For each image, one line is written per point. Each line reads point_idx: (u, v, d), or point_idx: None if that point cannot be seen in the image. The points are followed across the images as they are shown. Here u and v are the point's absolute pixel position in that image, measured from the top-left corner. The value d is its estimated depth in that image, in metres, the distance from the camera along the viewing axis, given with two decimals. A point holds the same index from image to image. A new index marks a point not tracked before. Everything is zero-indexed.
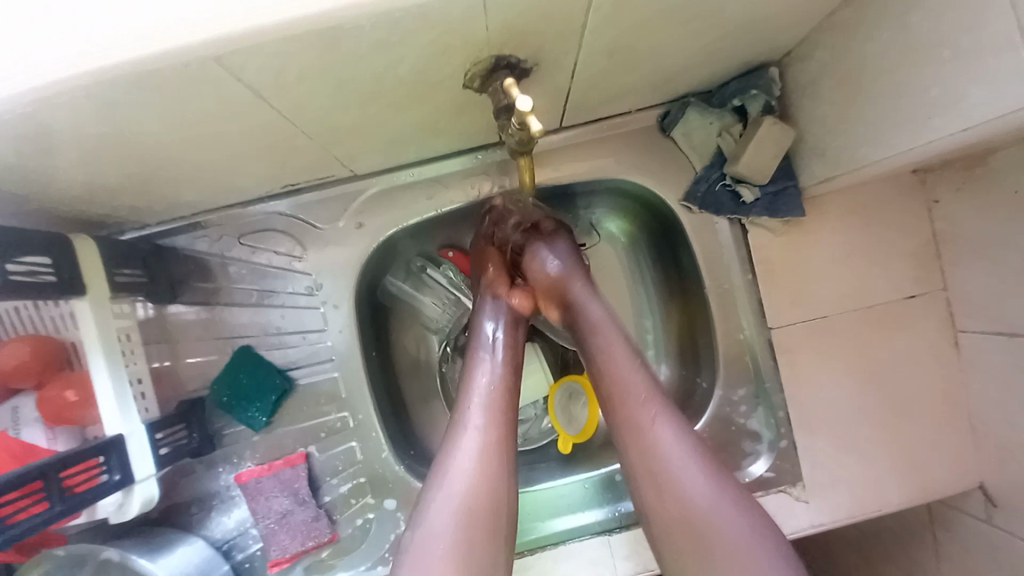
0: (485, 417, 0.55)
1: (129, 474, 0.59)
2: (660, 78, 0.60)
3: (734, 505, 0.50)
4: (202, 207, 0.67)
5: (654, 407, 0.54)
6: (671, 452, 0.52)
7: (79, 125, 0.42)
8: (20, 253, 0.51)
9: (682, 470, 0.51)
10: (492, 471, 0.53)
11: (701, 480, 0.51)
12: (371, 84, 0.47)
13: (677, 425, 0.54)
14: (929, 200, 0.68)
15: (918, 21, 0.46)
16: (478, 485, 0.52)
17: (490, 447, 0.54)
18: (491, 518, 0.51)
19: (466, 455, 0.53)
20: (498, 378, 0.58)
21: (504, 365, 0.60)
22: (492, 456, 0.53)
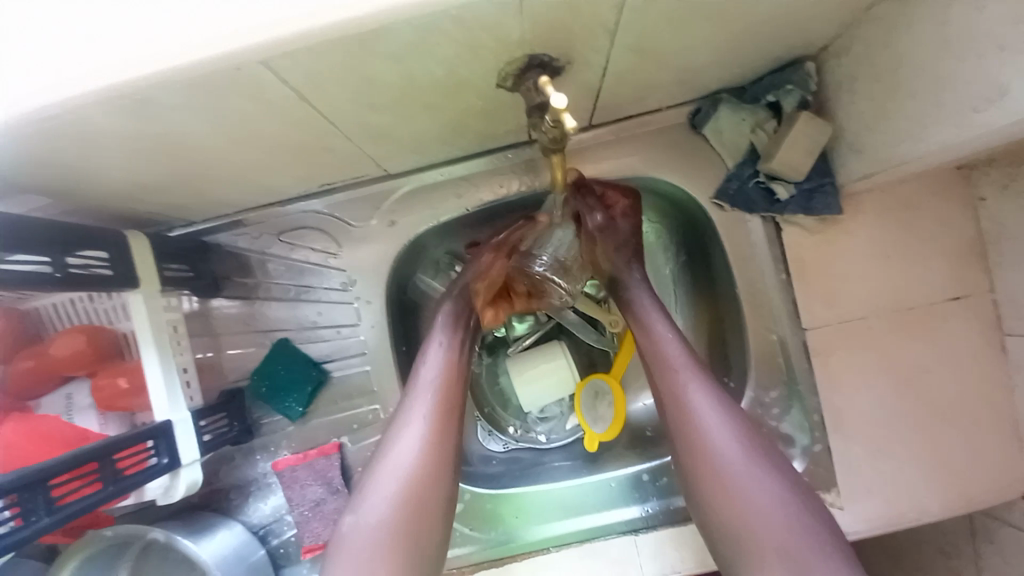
0: (431, 399, 0.59)
1: (176, 458, 0.62)
2: (690, 74, 0.60)
3: (763, 463, 0.56)
4: (244, 205, 0.70)
5: (696, 377, 0.60)
6: (711, 420, 0.58)
7: (135, 126, 0.45)
8: (78, 247, 0.55)
9: (720, 439, 0.57)
10: (435, 453, 0.57)
11: (744, 462, 0.56)
12: (407, 85, 0.49)
13: (713, 395, 0.59)
14: (975, 198, 0.65)
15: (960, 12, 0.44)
16: (419, 463, 0.56)
17: (433, 432, 0.58)
18: (428, 490, 0.56)
19: (407, 440, 0.57)
20: (450, 366, 0.62)
21: (450, 347, 0.64)
22: (435, 441, 0.57)
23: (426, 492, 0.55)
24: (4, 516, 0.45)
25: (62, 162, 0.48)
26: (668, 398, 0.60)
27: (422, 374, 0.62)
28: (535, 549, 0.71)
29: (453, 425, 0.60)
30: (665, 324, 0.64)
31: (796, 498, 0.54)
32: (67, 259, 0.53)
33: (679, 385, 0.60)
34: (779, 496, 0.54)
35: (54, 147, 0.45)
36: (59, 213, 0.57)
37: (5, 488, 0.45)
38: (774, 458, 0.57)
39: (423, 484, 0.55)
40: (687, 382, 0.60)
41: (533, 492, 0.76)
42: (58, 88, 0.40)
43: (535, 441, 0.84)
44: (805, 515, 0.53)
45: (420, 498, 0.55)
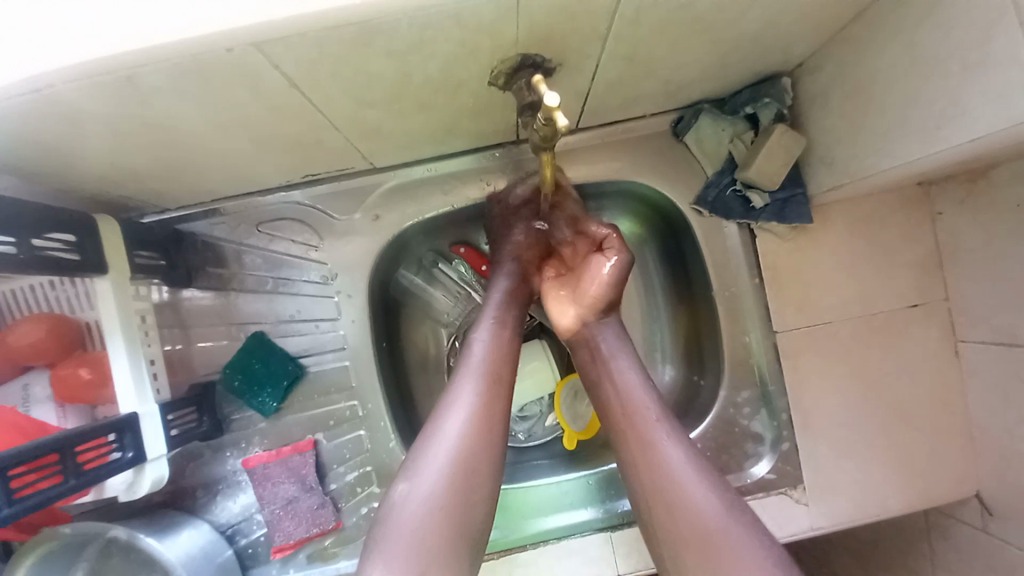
0: (483, 375, 0.57)
1: (142, 452, 0.59)
2: (675, 84, 0.62)
3: (715, 487, 0.54)
4: (221, 195, 0.68)
5: (666, 426, 0.58)
6: (672, 455, 0.56)
7: (110, 107, 0.43)
8: (46, 231, 0.52)
9: (680, 473, 0.55)
10: (485, 431, 0.54)
11: (695, 480, 0.55)
12: (399, 80, 0.49)
13: (681, 440, 0.57)
14: (933, 212, 0.69)
15: (928, 37, 0.47)
16: (473, 435, 0.53)
17: (483, 409, 0.55)
18: (478, 472, 0.52)
19: (459, 417, 0.54)
20: (501, 342, 0.60)
21: (501, 327, 0.62)
22: (487, 410, 0.55)
23: (476, 466, 0.52)
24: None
25: (31, 142, 0.46)
26: (629, 436, 0.59)
27: (474, 351, 0.59)
28: (513, 547, 0.71)
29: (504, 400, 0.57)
30: (630, 363, 0.63)
31: (740, 513, 0.53)
32: (36, 243, 0.51)
33: (642, 423, 0.58)
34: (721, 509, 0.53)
35: (24, 127, 0.43)
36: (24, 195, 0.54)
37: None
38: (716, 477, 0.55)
39: (470, 459, 0.52)
40: (647, 420, 0.58)
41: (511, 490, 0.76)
42: (33, 61, 0.38)
43: (513, 440, 0.84)
44: (750, 537, 0.51)
45: (473, 471, 0.52)
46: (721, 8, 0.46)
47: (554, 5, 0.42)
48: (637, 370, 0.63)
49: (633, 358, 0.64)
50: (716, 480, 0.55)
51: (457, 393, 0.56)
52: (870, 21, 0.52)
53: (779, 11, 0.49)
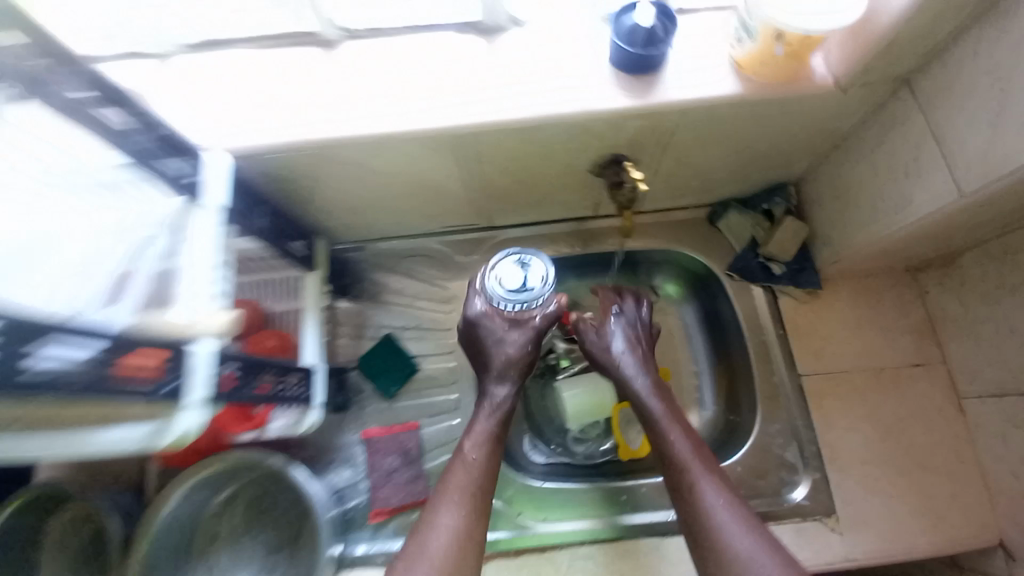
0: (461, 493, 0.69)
1: (311, 397, 0.79)
2: (711, 182, 0.89)
3: (743, 524, 0.66)
4: (385, 233, 0.97)
5: (706, 474, 0.70)
6: (711, 499, 0.68)
7: (370, 161, 0.72)
8: (292, 239, 0.81)
9: (721, 514, 0.67)
10: (465, 542, 0.65)
11: (726, 519, 0.66)
12: (537, 161, 0.77)
13: (718, 488, 0.69)
14: (922, 290, 0.89)
15: (880, 158, 0.73)
16: (456, 543, 0.65)
17: (462, 522, 0.66)
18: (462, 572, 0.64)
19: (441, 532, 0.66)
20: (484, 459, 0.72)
21: (484, 448, 0.73)
22: (467, 524, 0.66)
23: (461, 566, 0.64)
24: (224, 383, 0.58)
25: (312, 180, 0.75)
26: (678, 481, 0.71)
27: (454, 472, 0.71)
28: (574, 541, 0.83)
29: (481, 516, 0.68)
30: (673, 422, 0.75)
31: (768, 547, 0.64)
32: (279, 244, 0.78)
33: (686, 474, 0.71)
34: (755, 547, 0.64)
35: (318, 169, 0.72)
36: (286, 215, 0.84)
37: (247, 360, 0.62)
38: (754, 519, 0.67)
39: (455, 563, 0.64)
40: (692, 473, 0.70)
41: (575, 496, 0.89)
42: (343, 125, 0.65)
43: (572, 459, 0.97)
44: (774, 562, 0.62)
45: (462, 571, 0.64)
46: (743, 134, 0.75)
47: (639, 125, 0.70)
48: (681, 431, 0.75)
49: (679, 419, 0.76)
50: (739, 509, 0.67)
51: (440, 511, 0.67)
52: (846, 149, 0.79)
53: (779, 138, 0.77)
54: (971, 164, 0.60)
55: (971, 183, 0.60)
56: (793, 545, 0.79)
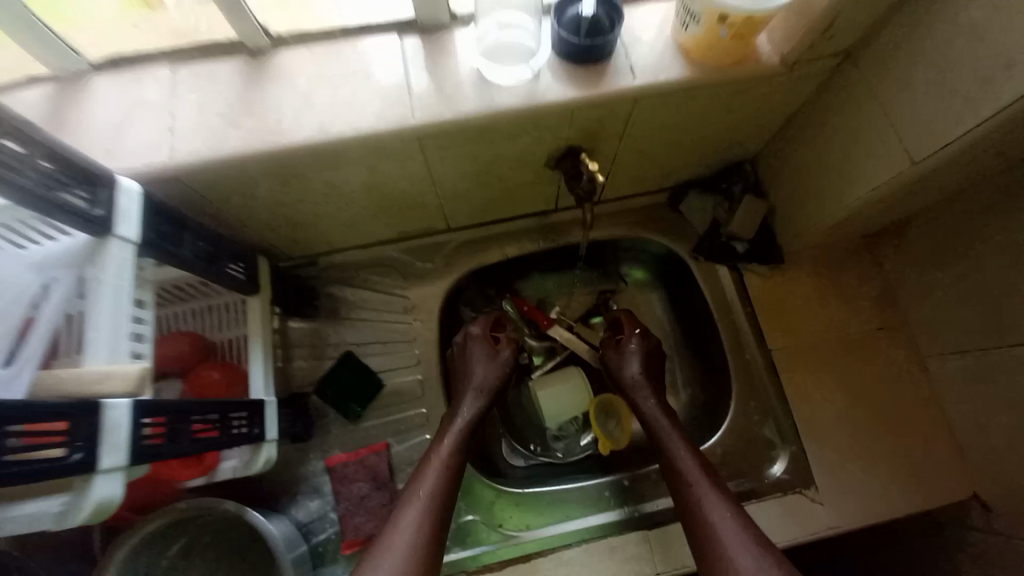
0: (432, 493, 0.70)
1: (263, 432, 0.73)
2: (671, 165, 0.87)
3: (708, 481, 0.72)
4: (335, 245, 0.91)
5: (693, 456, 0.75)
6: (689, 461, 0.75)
7: (305, 166, 0.65)
8: (231, 260, 0.73)
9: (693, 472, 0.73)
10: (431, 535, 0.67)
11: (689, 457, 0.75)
12: (488, 160, 0.74)
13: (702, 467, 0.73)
14: (875, 260, 0.90)
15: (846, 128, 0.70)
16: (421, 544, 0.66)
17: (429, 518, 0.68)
18: (435, 547, 0.67)
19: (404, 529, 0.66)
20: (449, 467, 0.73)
21: (456, 448, 0.75)
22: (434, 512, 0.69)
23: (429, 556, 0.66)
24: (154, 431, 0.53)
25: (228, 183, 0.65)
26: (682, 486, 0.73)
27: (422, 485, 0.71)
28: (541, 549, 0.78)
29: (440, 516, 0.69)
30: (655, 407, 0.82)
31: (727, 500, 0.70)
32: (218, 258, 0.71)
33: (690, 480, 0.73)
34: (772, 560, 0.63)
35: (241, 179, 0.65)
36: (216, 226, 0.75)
37: (165, 410, 0.54)
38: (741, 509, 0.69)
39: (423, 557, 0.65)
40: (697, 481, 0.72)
41: (537, 498, 0.83)
42: (276, 141, 0.60)
43: (553, 459, 0.94)
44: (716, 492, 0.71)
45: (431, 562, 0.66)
46: (693, 112, 0.71)
47: (594, 116, 0.67)
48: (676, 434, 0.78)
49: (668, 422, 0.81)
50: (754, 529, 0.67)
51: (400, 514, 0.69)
52: (806, 112, 0.76)
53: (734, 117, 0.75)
54: (916, 133, 0.61)
55: (919, 150, 0.61)
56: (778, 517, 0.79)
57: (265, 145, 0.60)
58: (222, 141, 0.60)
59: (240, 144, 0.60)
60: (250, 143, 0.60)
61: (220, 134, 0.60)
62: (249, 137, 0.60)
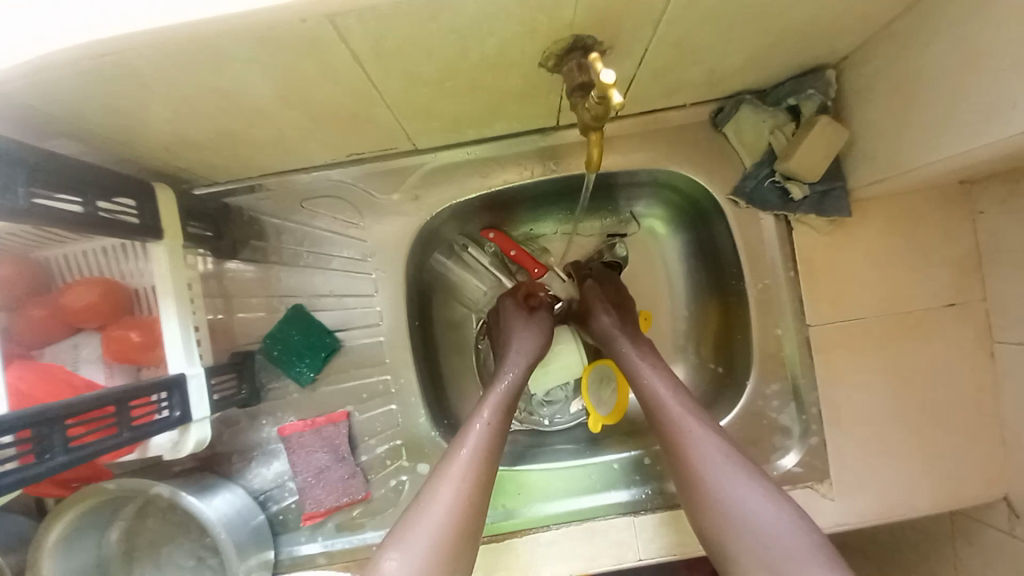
0: (467, 461, 0.57)
1: (188, 412, 0.62)
2: (723, 70, 0.61)
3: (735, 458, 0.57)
4: (267, 169, 0.71)
5: (696, 420, 0.61)
6: (701, 438, 0.59)
7: (167, 68, 0.44)
8: (113, 194, 0.56)
9: (702, 442, 0.59)
10: (473, 501, 0.55)
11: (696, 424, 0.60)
12: (455, 59, 0.50)
13: (713, 434, 0.59)
14: (974, 212, 0.68)
15: (1017, 19, 0.44)
16: (462, 510, 0.54)
17: (465, 494, 0.55)
18: (472, 525, 0.54)
19: (442, 503, 0.54)
20: (491, 438, 0.60)
21: (498, 413, 0.63)
22: (471, 489, 0.55)
23: (470, 530, 0.53)
24: (18, 450, 0.46)
25: (69, 95, 0.45)
26: (671, 448, 0.60)
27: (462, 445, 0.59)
28: (516, 531, 0.71)
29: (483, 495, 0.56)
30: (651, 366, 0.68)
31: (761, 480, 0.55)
32: (87, 196, 0.53)
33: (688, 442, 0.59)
34: (796, 540, 0.51)
35: (85, 89, 0.44)
36: (82, 147, 0.55)
37: (18, 424, 0.45)
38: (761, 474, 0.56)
39: (463, 526, 0.53)
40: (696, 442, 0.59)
41: (515, 473, 0.76)
42: (103, 25, 0.39)
43: (537, 424, 0.86)
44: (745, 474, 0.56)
45: (465, 537, 0.53)
46: None
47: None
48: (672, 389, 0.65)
49: (664, 376, 0.67)
50: (786, 503, 0.54)
51: (433, 493, 0.55)
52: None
53: None
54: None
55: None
56: None
57: (94, 31, 0.39)
58: (30, 24, 0.39)
59: (57, 29, 0.39)
60: (72, 28, 0.39)
61: (25, 12, 0.39)
62: (70, 17, 0.39)
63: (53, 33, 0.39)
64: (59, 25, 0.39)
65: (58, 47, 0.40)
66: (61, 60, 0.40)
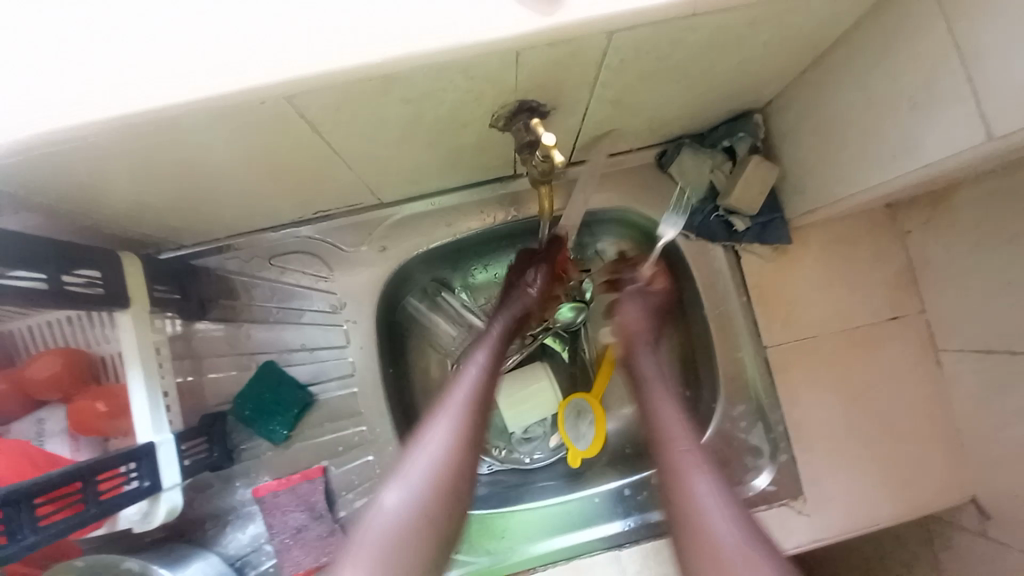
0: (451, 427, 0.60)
1: (158, 481, 0.62)
2: (661, 119, 0.67)
3: (729, 501, 0.57)
4: (234, 230, 0.72)
5: (700, 462, 0.60)
6: (705, 487, 0.58)
7: (134, 145, 0.46)
8: (75, 267, 0.56)
9: (703, 488, 0.58)
10: (448, 474, 0.57)
11: (692, 460, 0.60)
12: (410, 123, 0.54)
13: (713, 477, 0.59)
14: (902, 231, 0.74)
15: (909, 69, 0.50)
16: (434, 482, 0.56)
17: (448, 461, 0.57)
18: (439, 509, 0.55)
19: (420, 464, 0.57)
20: (478, 388, 0.64)
21: (480, 378, 0.65)
22: (452, 462, 0.58)
23: (436, 505, 0.56)
24: None
25: (36, 175, 0.47)
26: (668, 484, 0.60)
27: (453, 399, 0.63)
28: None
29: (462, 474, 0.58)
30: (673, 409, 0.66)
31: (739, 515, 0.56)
32: (50, 270, 0.53)
33: (680, 475, 0.60)
34: None
35: (54, 167, 0.46)
36: (45, 222, 0.56)
37: None
38: (756, 525, 0.56)
39: (429, 505, 0.55)
40: (693, 477, 0.59)
41: (499, 515, 0.76)
42: (72, 112, 0.41)
43: (518, 462, 0.86)
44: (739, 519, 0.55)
45: (430, 517, 0.55)
46: (690, 52, 0.51)
47: (550, 58, 0.47)
48: (683, 422, 0.65)
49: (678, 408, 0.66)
50: (755, 532, 0.55)
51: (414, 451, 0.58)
52: (849, 45, 0.55)
53: (748, 56, 0.54)
54: (1013, 93, 0.43)
55: (1008, 119, 0.43)
56: None
57: (62, 120, 0.41)
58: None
59: (26, 118, 0.41)
60: (40, 118, 0.41)
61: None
62: (39, 107, 0.41)
63: (19, 124, 0.41)
64: (26, 118, 0.41)
65: (25, 138, 0.42)
66: (28, 147, 0.42)
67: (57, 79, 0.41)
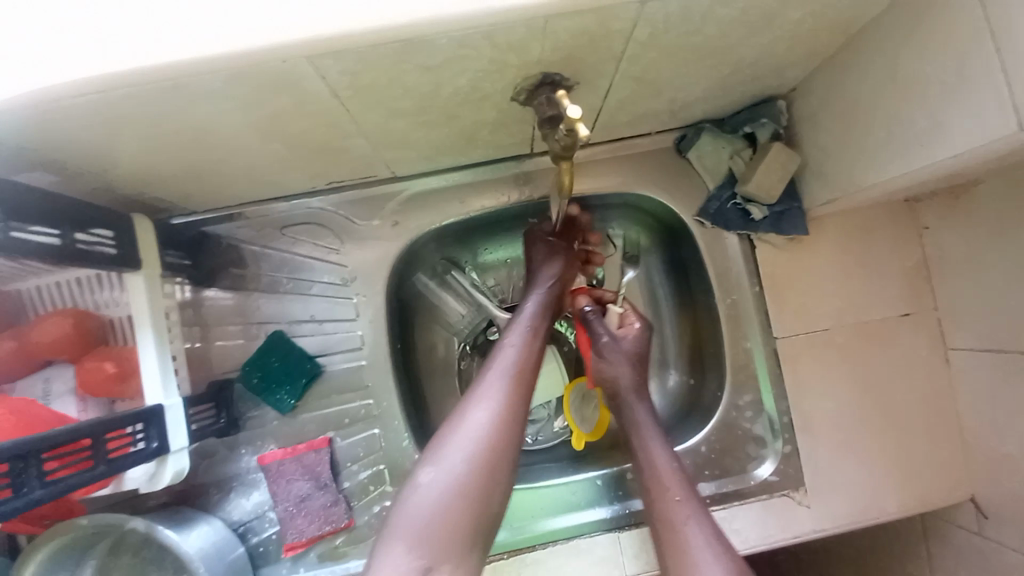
0: (504, 388, 0.59)
1: (165, 443, 0.62)
2: (683, 101, 0.66)
3: (708, 535, 0.57)
4: (246, 199, 0.72)
5: (687, 506, 0.60)
6: (694, 529, 0.58)
7: (152, 104, 0.45)
8: (88, 225, 0.56)
9: (691, 527, 0.58)
10: (503, 431, 0.56)
11: (681, 502, 0.61)
12: (431, 93, 0.53)
13: (705, 521, 0.59)
14: (920, 227, 0.73)
15: (941, 56, 0.49)
16: (490, 437, 0.55)
17: (501, 419, 0.57)
18: (498, 463, 0.55)
19: (477, 420, 0.56)
20: (524, 355, 0.63)
21: (522, 344, 0.64)
22: (507, 418, 0.57)
23: (496, 458, 0.55)
24: None
25: (51, 129, 0.46)
26: (660, 525, 0.60)
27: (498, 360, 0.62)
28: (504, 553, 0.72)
29: (515, 430, 0.57)
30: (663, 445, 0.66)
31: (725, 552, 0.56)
32: (62, 227, 0.53)
33: (673, 517, 0.60)
34: None
35: (69, 123, 0.46)
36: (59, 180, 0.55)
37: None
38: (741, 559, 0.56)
39: (487, 458, 0.54)
40: (681, 518, 0.59)
41: None
42: (91, 66, 0.41)
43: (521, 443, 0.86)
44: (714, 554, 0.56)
45: (489, 472, 0.54)
46: (720, 30, 0.50)
47: (577, 28, 0.45)
48: (674, 462, 0.64)
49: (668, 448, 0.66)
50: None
51: (469, 407, 0.58)
52: (881, 29, 0.54)
53: (778, 37, 0.53)
54: None
55: None
56: (757, 517, 0.73)
57: (79, 74, 0.41)
58: (15, 67, 0.41)
59: (45, 70, 0.41)
60: (58, 71, 0.41)
61: (10, 56, 0.41)
62: (57, 61, 0.41)
63: (37, 76, 0.41)
64: (46, 71, 0.41)
65: (43, 90, 0.41)
66: (45, 99, 0.42)
67: (76, 33, 0.41)
